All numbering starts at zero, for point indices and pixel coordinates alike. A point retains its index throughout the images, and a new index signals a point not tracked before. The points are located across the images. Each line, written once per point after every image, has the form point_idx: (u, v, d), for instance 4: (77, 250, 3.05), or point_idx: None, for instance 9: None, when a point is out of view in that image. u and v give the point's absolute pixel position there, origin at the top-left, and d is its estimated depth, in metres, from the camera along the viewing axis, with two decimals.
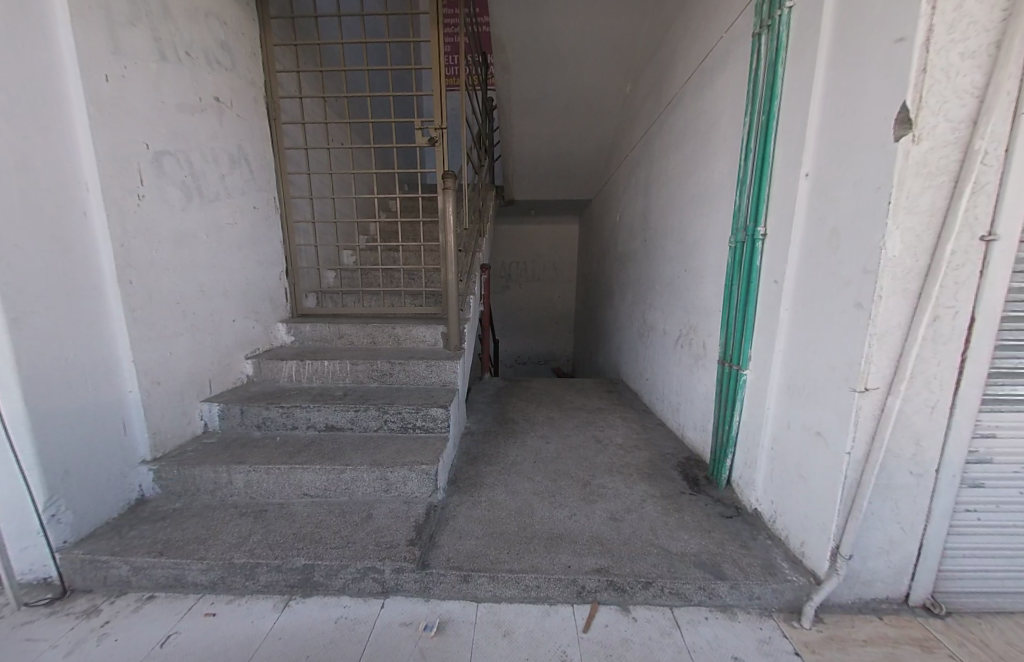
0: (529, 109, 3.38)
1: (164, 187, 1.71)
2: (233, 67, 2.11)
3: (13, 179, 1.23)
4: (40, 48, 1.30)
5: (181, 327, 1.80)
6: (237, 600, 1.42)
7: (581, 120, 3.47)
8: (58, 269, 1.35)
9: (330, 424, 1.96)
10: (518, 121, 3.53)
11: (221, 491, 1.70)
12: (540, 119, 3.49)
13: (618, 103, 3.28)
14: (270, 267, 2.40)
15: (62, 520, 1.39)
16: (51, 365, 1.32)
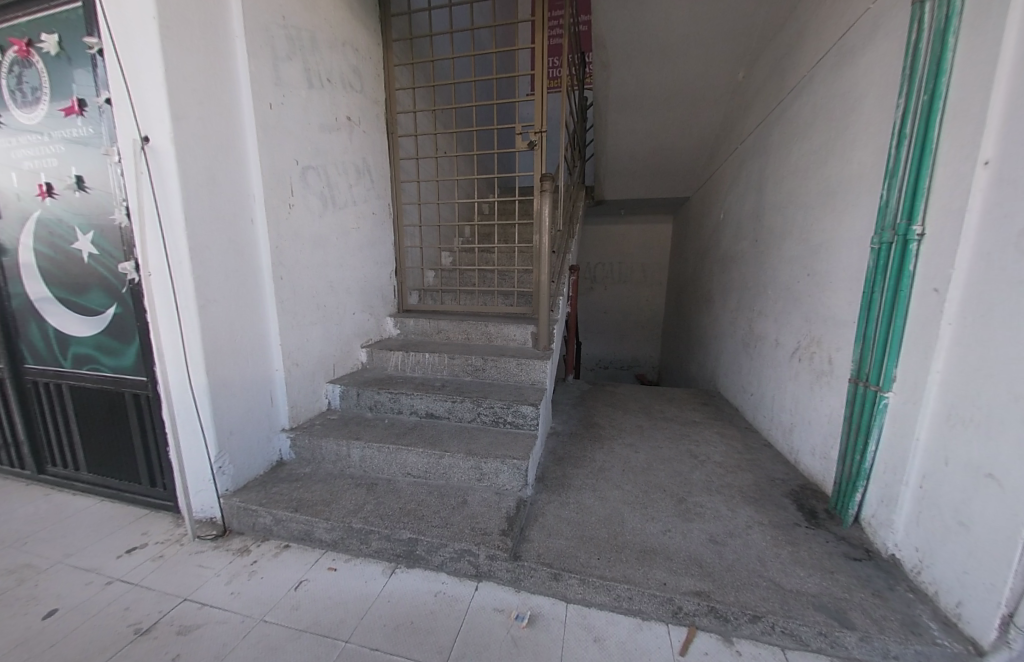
0: (626, 106, 3.29)
1: (308, 195, 1.99)
2: (362, 89, 2.38)
3: (206, 193, 1.54)
4: (226, 86, 1.60)
5: (314, 317, 2.08)
6: (353, 560, 1.60)
7: (683, 112, 3.28)
8: (231, 266, 1.65)
9: (430, 412, 2.11)
10: (614, 119, 3.46)
11: (340, 461, 1.93)
12: (637, 116, 3.37)
13: (726, 92, 3.04)
14: (383, 266, 2.66)
15: (226, 471, 1.70)
16: (224, 344, 1.63)
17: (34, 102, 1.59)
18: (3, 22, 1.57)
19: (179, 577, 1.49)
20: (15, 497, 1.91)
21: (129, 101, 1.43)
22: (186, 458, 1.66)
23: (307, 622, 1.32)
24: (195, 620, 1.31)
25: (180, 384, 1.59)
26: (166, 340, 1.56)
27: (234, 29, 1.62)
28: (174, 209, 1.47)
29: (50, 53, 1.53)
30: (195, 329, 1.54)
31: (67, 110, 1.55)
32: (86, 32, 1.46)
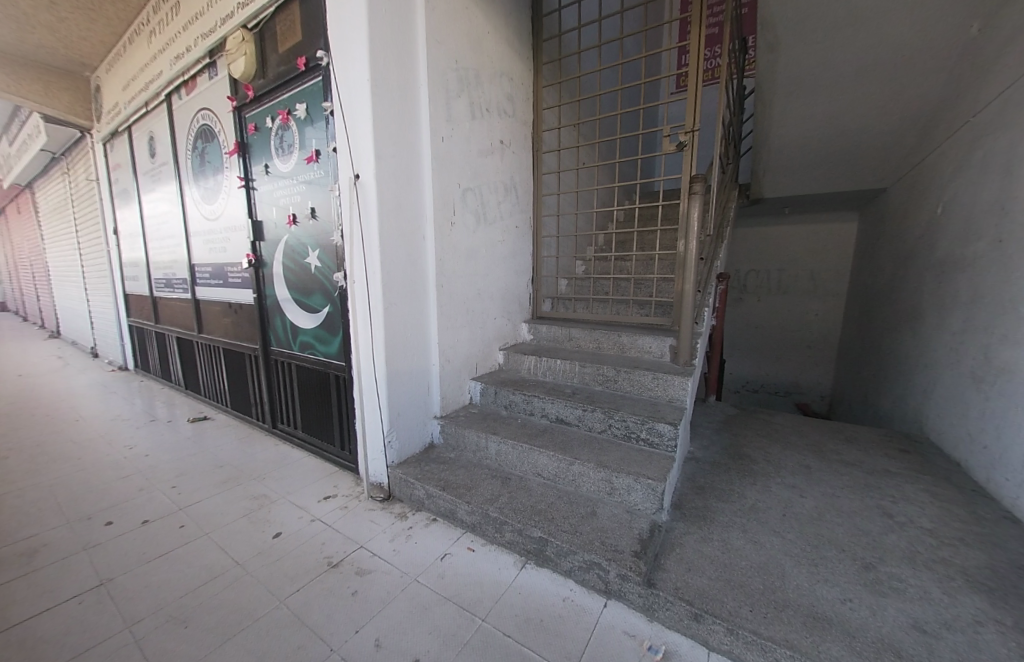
0: (800, 88, 2.84)
1: (466, 213, 2.26)
2: (514, 113, 2.59)
3: (394, 216, 1.89)
4: (412, 127, 1.94)
5: (465, 320, 2.33)
6: (488, 546, 1.73)
7: (882, 86, 2.67)
8: (408, 274, 1.98)
9: (560, 417, 2.16)
10: (783, 106, 3.03)
11: (479, 452, 2.12)
12: (816, 98, 2.88)
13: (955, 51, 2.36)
14: (522, 275, 2.84)
15: (393, 447, 2.03)
16: (399, 339, 1.96)
17: (287, 154, 2.15)
18: (273, 99, 2.17)
19: (358, 527, 1.83)
20: (260, 442, 2.62)
21: (348, 148, 1.85)
22: (367, 431, 2.05)
23: (451, 592, 1.49)
24: (368, 565, 1.60)
25: (368, 370, 1.98)
26: (360, 335, 1.96)
27: (420, 79, 1.94)
28: (372, 230, 1.83)
29: (300, 117, 2.06)
30: (380, 327, 1.89)
31: (307, 158, 2.07)
32: (324, 99, 1.93)
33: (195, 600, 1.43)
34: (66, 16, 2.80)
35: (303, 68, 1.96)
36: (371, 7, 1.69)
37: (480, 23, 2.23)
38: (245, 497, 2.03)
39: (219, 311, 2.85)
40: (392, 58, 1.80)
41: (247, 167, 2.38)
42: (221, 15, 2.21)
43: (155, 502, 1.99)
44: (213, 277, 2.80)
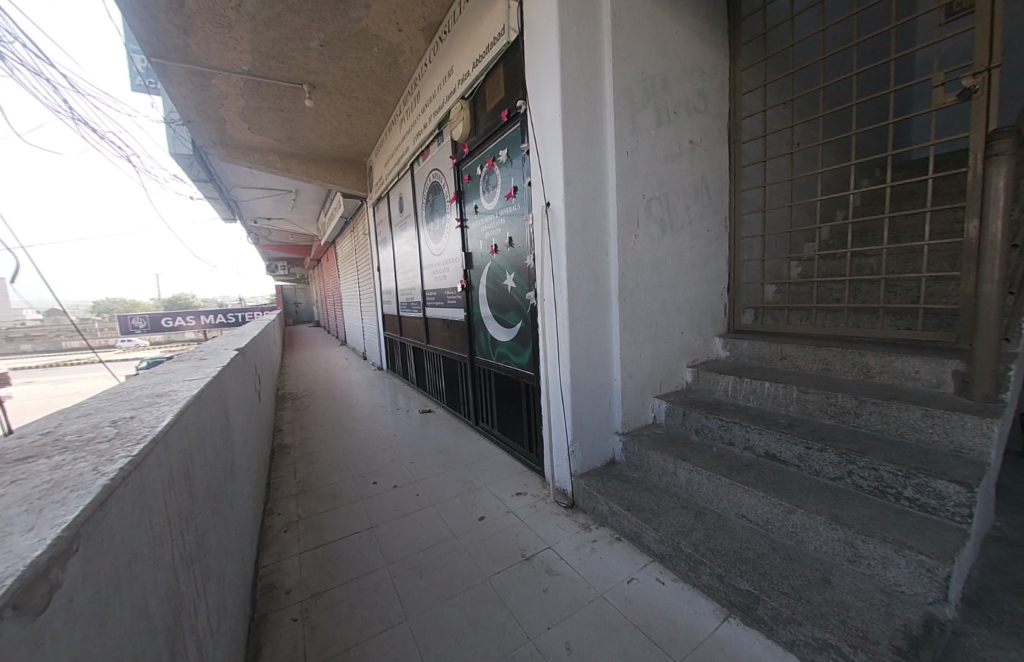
0: None
1: (650, 224, 2.18)
2: (706, 108, 2.38)
3: (580, 235, 1.99)
4: (598, 149, 2.01)
5: (649, 334, 2.24)
6: (680, 583, 1.59)
7: None
8: (591, 290, 2.05)
9: (772, 453, 1.81)
10: None
11: (666, 478, 1.97)
12: None
13: None
14: (715, 283, 2.54)
15: (576, 456, 2.10)
16: (583, 353, 2.04)
17: (492, 194, 2.55)
18: (482, 150, 2.60)
19: (546, 528, 1.96)
20: (466, 436, 3.13)
21: (541, 179, 2.05)
22: (553, 438, 2.19)
23: (639, 621, 1.42)
24: (556, 567, 1.69)
25: (555, 381, 2.12)
26: (548, 348, 2.12)
27: (607, 100, 2.00)
28: (560, 251, 1.97)
29: (502, 161, 2.41)
30: (566, 341, 2.00)
31: (507, 195, 2.40)
32: (522, 141, 2.20)
33: (426, 557, 1.80)
34: (357, 124, 4.07)
35: (506, 119, 2.29)
36: (563, 48, 1.84)
37: (667, 26, 2.15)
38: (457, 481, 2.45)
39: (439, 326, 3.57)
40: (581, 88, 1.92)
41: (462, 209, 2.93)
42: (446, 93, 2.80)
43: (400, 472, 2.61)
44: (436, 299, 3.53)
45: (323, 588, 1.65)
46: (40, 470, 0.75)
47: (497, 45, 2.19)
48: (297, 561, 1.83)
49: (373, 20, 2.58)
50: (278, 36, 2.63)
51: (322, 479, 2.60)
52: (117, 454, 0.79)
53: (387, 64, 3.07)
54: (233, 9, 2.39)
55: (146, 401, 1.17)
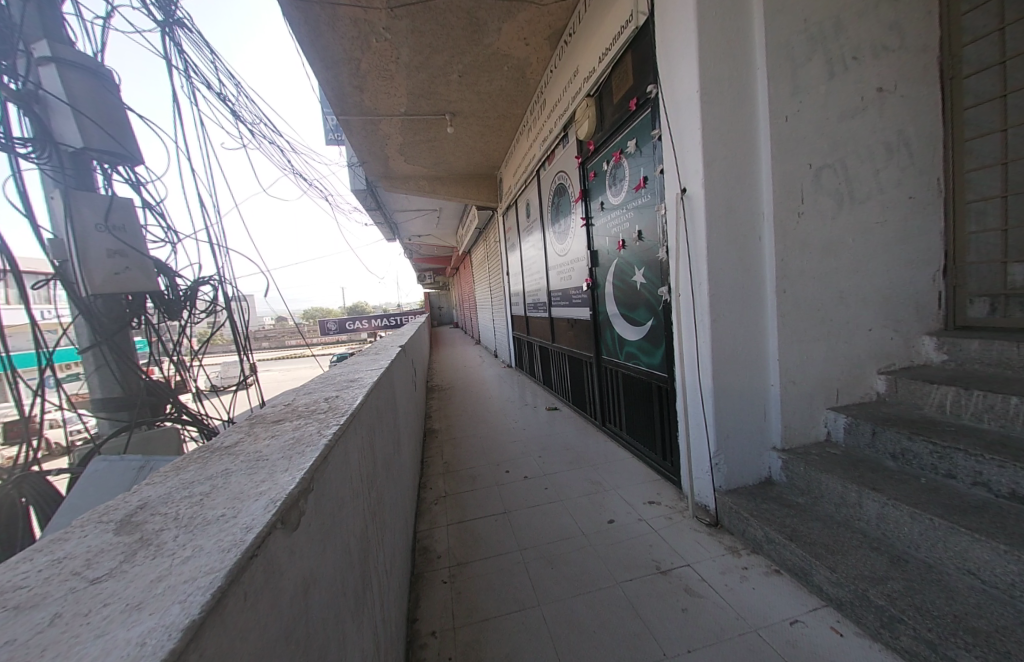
0: None
1: (820, 199, 1.81)
2: (902, 44, 1.88)
3: (723, 221, 1.78)
4: (747, 121, 1.77)
5: (819, 332, 1.85)
6: (867, 640, 1.28)
7: None
8: (739, 283, 1.81)
9: (1022, 494, 1.31)
10: None
11: (846, 509, 1.60)
12: None
13: None
14: (921, 266, 1.97)
15: (721, 470, 1.87)
16: (727, 355, 1.81)
17: (619, 188, 2.47)
18: (609, 145, 2.55)
19: (684, 543, 1.81)
20: (593, 436, 3.10)
21: (676, 165, 1.90)
22: (692, 446, 2.00)
23: None
24: (697, 588, 1.54)
25: (693, 384, 1.94)
26: (685, 348, 1.96)
27: (758, 62, 1.74)
28: (699, 241, 1.80)
29: (631, 152, 2.32)
30: (707, 340, 1.81)
31: (636, 186, 2.29)
32: (653, 127, 2.08)
33: (555, 549, 1.86)
34: (489, 141, 4.43)
35: (634, 108, 2.20)
36: (701, 17, 1.67)
37: None
38: (585, 480, 2.45)
39: (566, 326, 3.62)
40: (723, 58, 1.72)
41: (588, 208, 2.91)
42: (572, 95, 2.83)
43: (530, 465, 2.74)
44: (562, 299, 3.59)
45: (466, 560, 1.84)
46: (288, 429, 1.04)
47: (625, 32, 2.11)
48: (444, 532, 2.09)
49: (503, 42, 2.78)
50: (426, 77, 3.06)
51: (464, 462, 2.91)
52: (331, 422, 1.04)
53: (516, 79, 3.26)
54: (394, 62, 2.87)
55: (345, 384, 1.50)
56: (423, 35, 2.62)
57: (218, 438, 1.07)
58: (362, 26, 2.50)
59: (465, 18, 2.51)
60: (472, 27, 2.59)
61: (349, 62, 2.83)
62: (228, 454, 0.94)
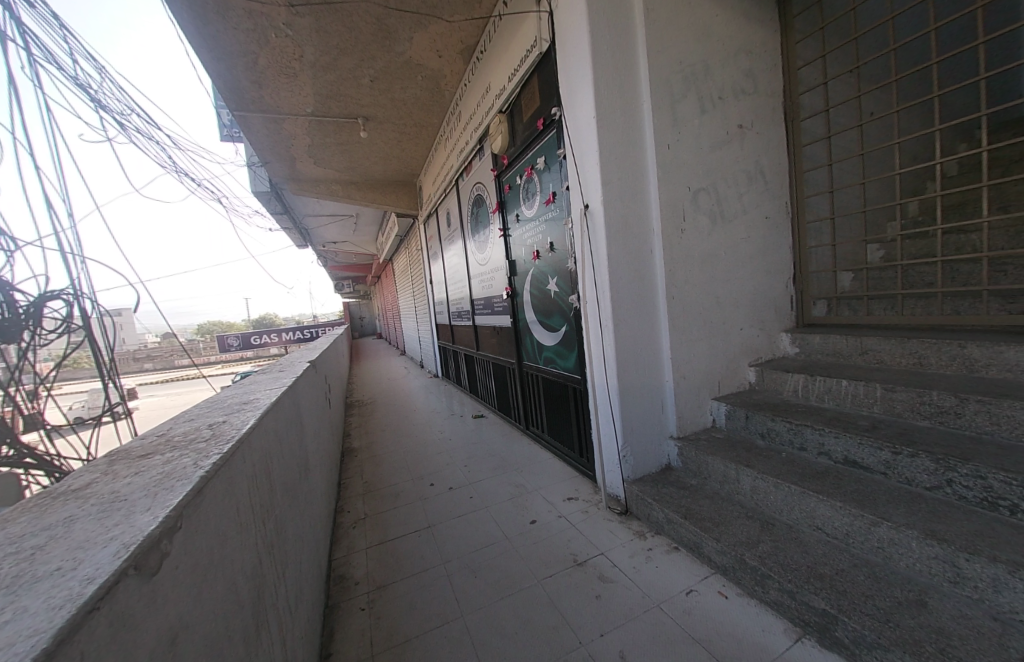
0: None
1: (698, 217, 2.08)
2: (756, 89, 2.24)
3: (621, 236, 1.96)
4: (637, 146, 1.98)
5: (702, 332, 2.12)
6: (746, 599, 1.47)
7: None
8: (635, 291, 2.00)
9: (851, 458, 1.63)
10: None
11: (728, 485, 1.84)
12: None
13: None
14: (777, 275, 2.35)
15: (628, 461, 2.04)
16: (630, 357, 1.99)
17: (532, 201, 2.59)
18: (521, 160, 2.67)
19: (598, 534, 1.93)
20: (518, 441, 3.17)
21: (579, 183, 2.05)
22: (603, 443, 2.15)
23: (699, 634, 1.35)
24: (610, 574, 1.66)
25: (602, 384, 2.10)
26: (594, 352, 2.11)
27: (644, 95, 1.96)
28: (601, 253, 1.96)
29: (541, 168, 2.45)
30: (611, 343, 1.97)
31: (547, 200, 2.43)
32: (558, 146, 2.23)
33: (480, 557, 1.86)
34: (407, 148, 4.36)
35: (542, 127, 2.33)
36: (595, 51, 1.84)
37: (708, 9, 2.06)
38: (509, 484, 2.49)
39: (489, 334, 3.66)
40: (614, 89, 1.90)
41: (505, 219, 3.01)
42: (485, 109, 2.91)
43: (455, 476, 2.71)
44: (485, 307, 3.63)
45: (386, 582, 1.77)
46: (158, 464, 0.92)
47: (531, 56, 2.24)
48: (363, 556, 1.98)
49: (415, 51, 2.77)
50: (335, 78, 2.92)
51: (385, 480, 2.79)
52: (212, 451, 0.94)
53: (431, 88, 3.27)
54: (298, 60, 2.71)
55: (237, 408, 1.36)
56: (329, 35, 2.51)
57: (65, 481, 0.91)
58: (257, 19, 2.32)
59: (374, 24, 2.46)
60: (382, 33, 2.54)
61: (244, 56, 2.60)
62: (75, 498, 0.80)
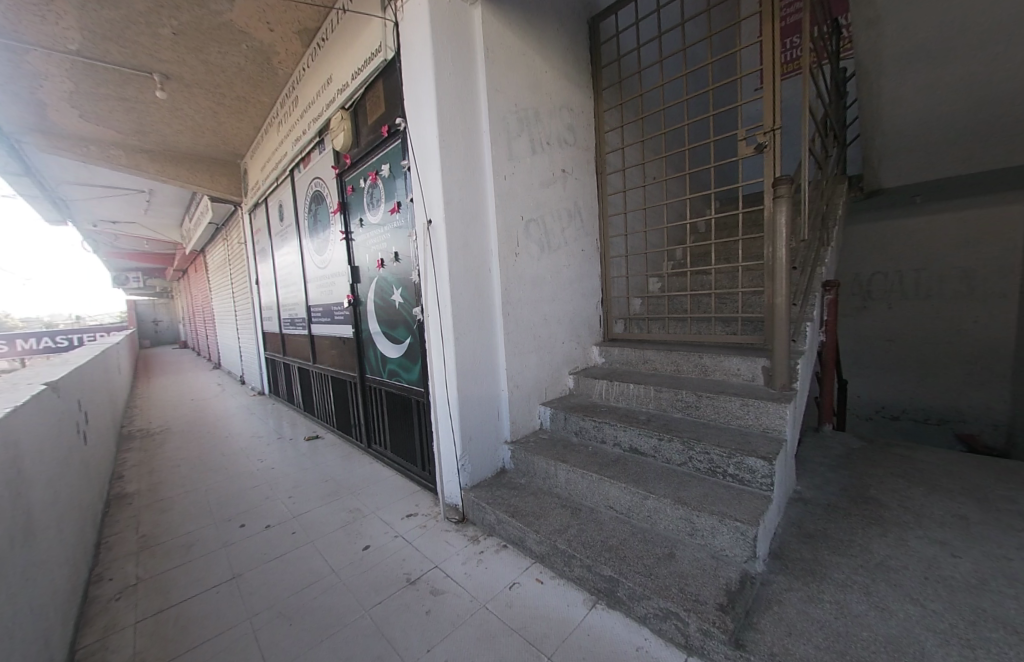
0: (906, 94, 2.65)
1: (530, 243, 2.34)
2: (575, 141, 2.66)
3: (463, 254, 2.05)
4: (478, 172, 2.11)
5: (532, 345, 2.37)
6: (557, 580, 1.68)
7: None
8: (475, 307, 2.11)
9: (633, 446, 2.04)
10: (886, 106, 2.76)
11: (548, 480, 2.09)
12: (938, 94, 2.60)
13: None
14: (591, 298, 2.81)
15: (466, 470, 2.12)
16: (469, 370, 2.09)
17: (376, 207, 2.49)
18: (364, 163, 2.54)
19: (434, 547, 1.93)
20: (357, 460, 2.95)
21: (422, 197, 2.07)
22: (443, 454, 2.18)
23: (518, 624, 1.47)
24: (442, 586, 1.67)
25: (442, 396, 2.13)
26: (435, 365, 2.13)
27: (483, 125, 2.11)
28: (443, 268, 2.01)
29: (385, 175, 2.38)
30: (452, 357, 2.03)
31: (392, 209, 2.37)
32: (402, 157, 2.21)
33: (299, 600, 1.64)
34: (227, 122, 3.67)
35: (387, 134, 2.28)
36: (438, 74, 1.90)
37: (539, 65, 2.36)
38: (343, 510, 2.29)
39: (328, 345, 3.33)
40: (457, 114, 1.99)
41: (347, 222, 2.81)
42: (326, 102, 2.69)
43: (276, 510, 2.35)
44: (323, 315, 3.30)
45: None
46: None
47: (376, 61, 2.18)
48: (128, 635, 1.52)
49: (237, 16, 2.37)
50: (113, 15, 2.27)
51: (173, 529, 2.22)
52: None
53: (258, 62, 2.84)
54: None
55: None
56: None
57: None
58: None
59: None
60: None
61: None
62: None
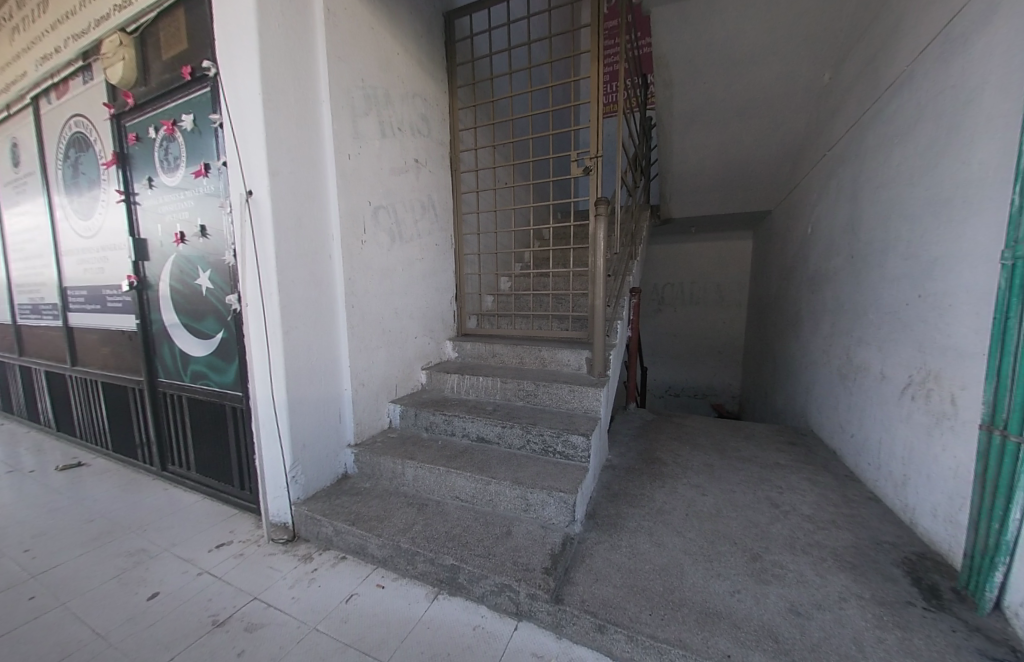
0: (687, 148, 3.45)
1: (378, 232, 2.21)
2: (429, 132, 2.62)
3: (295, 236, 1.79)
4: (316, 145, 1.88)
5: (380, 340, 2.25)
6: (400, 580, 1.64)
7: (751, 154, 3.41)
8: (312, 297, 1.88)
9: (479, 436, 2.13)
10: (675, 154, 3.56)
11: (395, 479, 2.02)
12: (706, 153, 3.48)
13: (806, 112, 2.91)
14: (444, 293, 2.83)
15: (298, 481, 1.88)
16: (304, 368, 1.85)
17: (174, 167, 1.98)
18: (155, 107, 1.99)
19: (253, 576, 1.65)
20: (145, 488, 2.31)
21: (240, 163, 1.73)
22: (267, 467, 1.88)
23: (353, 637, 1.37)
24: (260, 620, 1.44)
25: (266, 399, 1.83)
26: (257, 363, 1.82)
27: (321, 93, 1.89)
28: (268, 251, 1.72)
29: (187, 128, 1.91)
30: (280, 353, 1.76)
31: (196, 171, 1.92)
32: (212, 110, 1.81)
33: None
34: None
35: (188, 77, 1.83)
36: (260, 21, 1.61)
37: (390, 45, 2.24)
38: (116, 556, 1.76)
39: (97, 341, 2.51)
40: (287, 74, 1.73)
41: (127, 179, 2.15)
42: (93, 15, 2.01)
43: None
44: (89, 301, 2.47)
45: None
46: None
47: None
48: None
49: None
50: None
51: None
52: None
53: None
54: None
55: None
56: None
57: None
58: None
59: None
60: None
61: None
62: None
